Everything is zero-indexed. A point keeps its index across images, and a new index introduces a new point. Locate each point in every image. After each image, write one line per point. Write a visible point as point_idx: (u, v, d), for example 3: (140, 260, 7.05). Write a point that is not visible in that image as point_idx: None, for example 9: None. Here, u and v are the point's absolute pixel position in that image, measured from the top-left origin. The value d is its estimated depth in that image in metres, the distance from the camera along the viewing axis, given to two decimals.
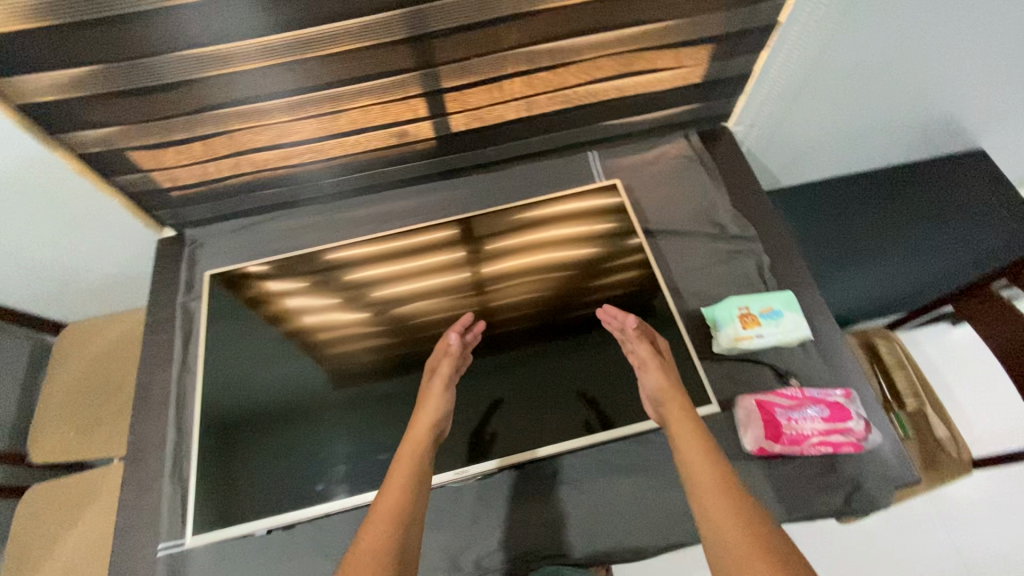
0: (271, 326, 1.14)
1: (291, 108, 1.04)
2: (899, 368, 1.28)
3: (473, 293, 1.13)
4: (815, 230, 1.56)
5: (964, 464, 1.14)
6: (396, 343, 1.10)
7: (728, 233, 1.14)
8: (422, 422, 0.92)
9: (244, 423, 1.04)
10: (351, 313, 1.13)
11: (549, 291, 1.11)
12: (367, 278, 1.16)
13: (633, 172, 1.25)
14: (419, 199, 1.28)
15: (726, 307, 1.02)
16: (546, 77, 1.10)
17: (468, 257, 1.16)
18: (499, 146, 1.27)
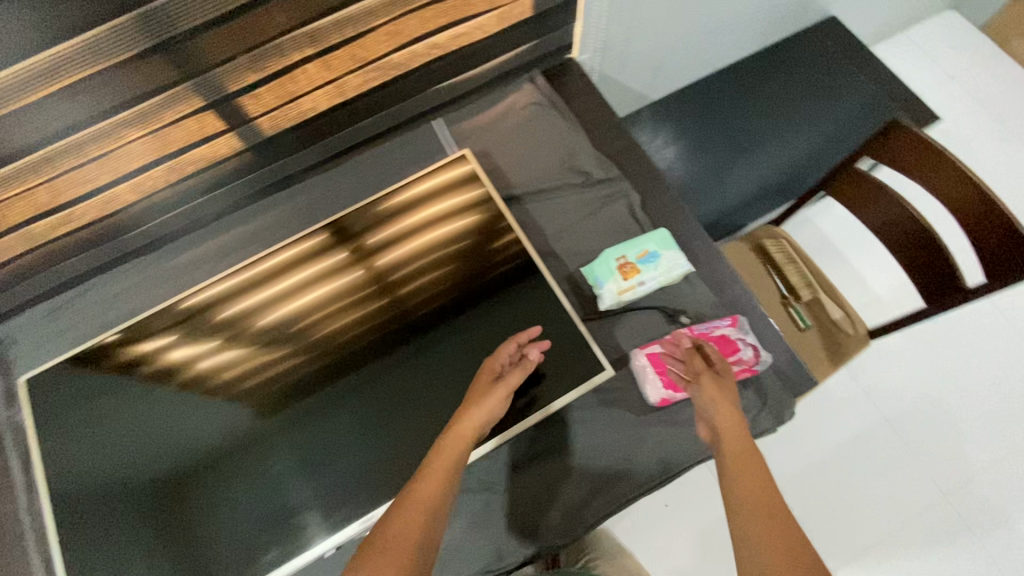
0: (159, 388, 1.00)
1: (48, 161, 0.87)
2: (789, 263, 1.31)
3: (372, 292, 1.01)
4: (710, 126, 1.53)
5: (862, 338, 1.21)
6: (302, 366, 0.99)
7: (594, 179, 1.07)
8: (466, 429, 0.79)
9: (145, 513, 0.91)
10: (243, 349, 1.00)
11: (450, 270, 1.01)
12: (230, 322, 1.02)
13: (483, 135, 1.13)
14: (251, 221, 1.10)
15: (605, 262, 0.97)
16: (348, 53, 0.95)
17: (355, 257, 1.03)
18: (329, 140, 1.11)
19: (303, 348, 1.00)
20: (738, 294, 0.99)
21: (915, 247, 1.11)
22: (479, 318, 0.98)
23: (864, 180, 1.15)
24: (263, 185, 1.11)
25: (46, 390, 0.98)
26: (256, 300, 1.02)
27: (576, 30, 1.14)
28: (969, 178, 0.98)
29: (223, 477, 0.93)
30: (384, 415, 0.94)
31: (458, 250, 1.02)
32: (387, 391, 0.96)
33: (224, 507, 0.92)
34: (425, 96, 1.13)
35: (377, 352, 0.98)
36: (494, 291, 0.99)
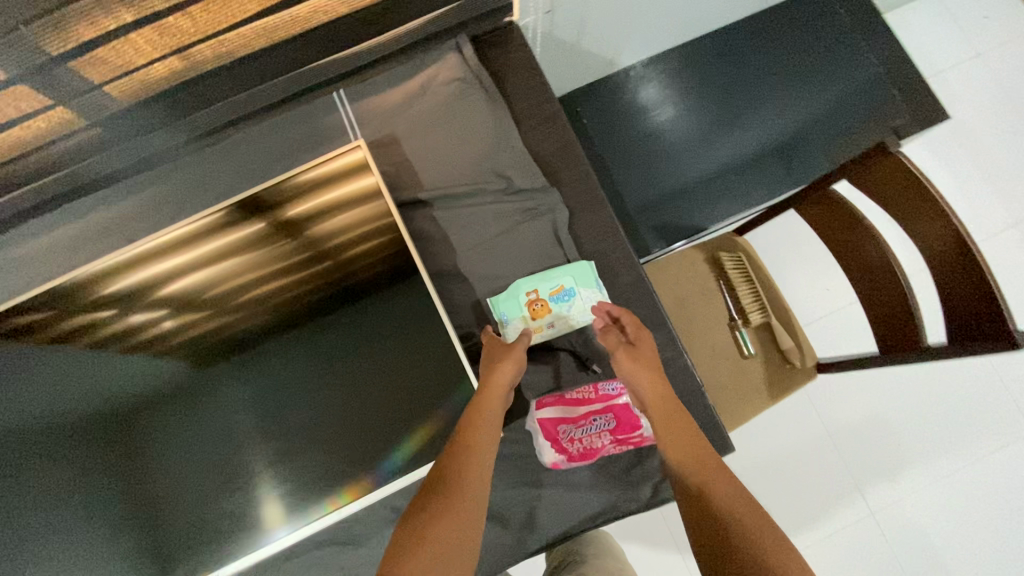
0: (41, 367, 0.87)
1: None
2: (743, 282, 1.18)
3: (276, 287, 0.86)
4: (696, 92, 1.35)
5: (807, 372, 1.13)
6: (186, 355, 0.87)
7: (517, 188, 0.91)
8: (500, 383, 0.74)
9: (24, 520, 0.82)
10: (125, 332, 0.87)
11: (366, 269, 0.85)
12: (73, 318, 0.86)
13: (392, 117, 0.93)
14: (109, 205, 0.93)
15: (514, 296, 0.85)
16: (193, 19, 0.79)
17: (258, 244, 0.86)
18: (206, 113, 0.92)
19: (164, 355, 0.87)
20: (662, 341, 0.87)
21: (879, 287, 0.97)
22: (363, 346, 0.85)
23: (839, 202, 0.98)
24: (124, 164, 0.93)
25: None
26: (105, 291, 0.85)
27: None
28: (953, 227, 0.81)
29: (64, 497, 0.83)
30: (249, 450, 0.84)
31: (375, 250, 0.85)
32: (272, 423, 0.85)
33: (63, 531, 0.82)
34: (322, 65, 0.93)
35: (252, 364, 0.87)
36: (389, 313, 0.85)
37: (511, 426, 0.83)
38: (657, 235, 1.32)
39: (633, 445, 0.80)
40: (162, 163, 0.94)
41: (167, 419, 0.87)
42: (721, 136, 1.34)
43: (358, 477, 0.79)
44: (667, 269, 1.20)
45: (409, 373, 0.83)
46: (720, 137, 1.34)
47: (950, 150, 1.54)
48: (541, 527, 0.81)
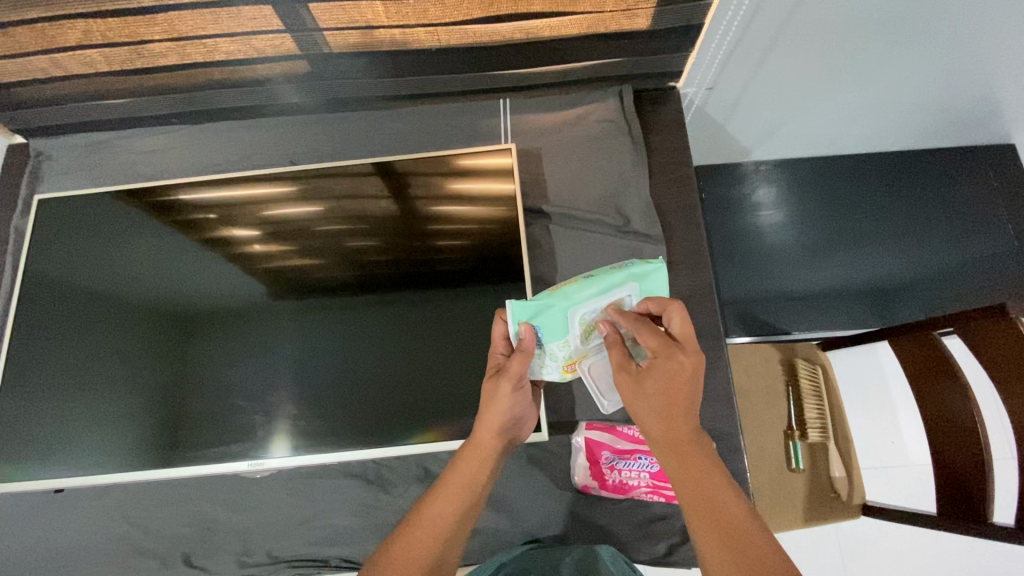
0: (182, 236, 1.01)
1: (93, 18, 0.88)
2: (812, 394, 1.17)
3: (392, 238, 0.96)
4: (814, 205, 1.37)
5: (851, 509, 1.09)
6: (296, 269, 0.97)
7: (632, 229, 0.97)
8: (485, 436, 0.64)
9: (124, 357, 0.95)
10: (257, 229, 0.99)
11: (473, 250, 0.94)
12: (228, 208, 1.00)
13: (544, 135, 1.04)
14: (292, 131, 1.09)
15: (554, 314, 0.69)
16: (412, 7, 0.88)
17: (392, 198, 0.98)
18: (394, 82, 1.06)
19: (282, 263, 0.97)
20: (720, 413, 0.89)
21: (949, 443, 0.96)
22: (450, 315, 0.92)
23: (938, 350, 0.97)
24: (318, 101, 1.09)
25: (40, 205, 1.02)
26: (261, 195, 1.00)
27: (687, 61, 1.02)
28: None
29: (160, 351, 0.95)
30: (317, 371, 0.92)
31: (488, 239, 0.94)
32: (346, 354, 0.92)
33: (148, 382, 0.93)
34: (503, 74, 1.05)
35: (347, 297, 0.95)
36: (487, 296, 0.92)
37: (555, 438, 0.87)
38: (737, 322, 1.33)
39: (664, 496, 0.82)
40: (346, 109, 1.10)
41: (257, 320, 0.95)
42: (826, 255, 1.35)
43: (411, 429, 0.88)
44: (740, 356, 1.20)
45: (483, 354, 0.90)
46: (825, 255, 1.34)
47: None
48: (549, 541, 0.84)
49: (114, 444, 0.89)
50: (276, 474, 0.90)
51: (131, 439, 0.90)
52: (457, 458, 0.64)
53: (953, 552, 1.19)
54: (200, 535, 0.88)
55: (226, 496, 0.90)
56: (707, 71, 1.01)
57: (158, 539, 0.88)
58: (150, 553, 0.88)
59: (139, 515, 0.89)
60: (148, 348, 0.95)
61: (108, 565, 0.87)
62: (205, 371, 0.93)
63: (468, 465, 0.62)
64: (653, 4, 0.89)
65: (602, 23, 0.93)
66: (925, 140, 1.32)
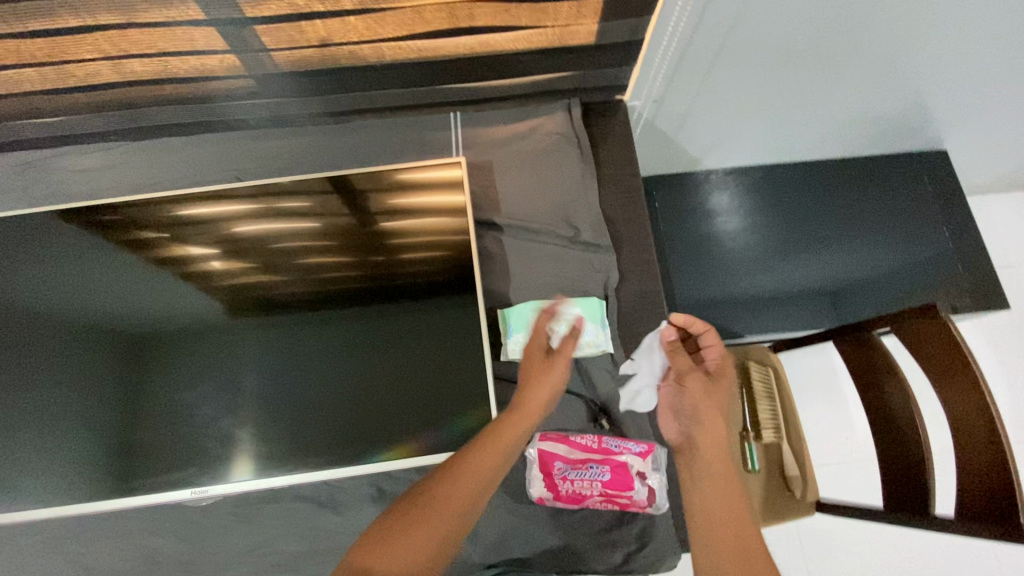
0: (124, 254, 0.97)
1: (23, 35, 0.85)
2: (765, 396, 1.19)
3: (343, 254, 0.95)
4: (766, 211, 1.42)
5: (805, 506, 1.11)
6: (244, 288, 0.95)
7: (582, 240, 0.98)
8: (531, 402, 0.75)
9: (64, 382, 0.90)
10: (204, 247, 0.97)
11: (425, 264, 0.94)
12: (171, 226, 0.98)
13: (494, 148, 1.04)
14: (241, 147, 1.07)
15: (522, 312, 0.92)
16: (361, 23, 0.88)
17: (343, 214, 0.97)
18: (346, 96, 1.05)
19: (230, 281, 0.95)
20: None
21: (892, 442, 0.99)
22: (404, 330, 0.91)
23: (878, 352, 1.01)
24: (268, 116, 1.08)
25: None
26: (210, 212, 0.98)
27: (632, 74, 1.04)
28: (993, 425, 0.80)
29: (102, 374, 0.91)
30: (266, 392, 0.89)
31: (439, 254, 0.94)
32: (296, 372, 0.90)
33: (87, 408, 0.89)
34: (454, 88, 1.05)
35: (298, 314, 0.93)
36: (440, 309, 0.91)
37: None
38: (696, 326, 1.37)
39: (618, 505, 0.82)
40: (293, 125, 1.09)
41: (203, 341, 0.92)
42: (778, 259, 1.39)
43: (363, 447, 0.86)
44: None
45: (435, 370, 0.89)
46: (777, 259, 1.39)
47: (1009, 341, 1.48)
48: (507, 554, 0.83)
49: (53, 474, 0.85)
50: (222, 500, 0.86)
51: (68, 467, 0.86)
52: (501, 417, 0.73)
53: (901, 545, 1.23)
54: (144, 566, 0.84)
55: (171, 526, 0.86)
56: (652, 85, 1.04)
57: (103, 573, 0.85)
58: None
59: (82, 549, 0.85)
60: (88, 371, 0.91)
61: None
62: (148, 395, 0.90)
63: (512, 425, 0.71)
64: (595, 20, 0.92)
65: (547, 37, 0.95)
66: (863, 146, 1.38)
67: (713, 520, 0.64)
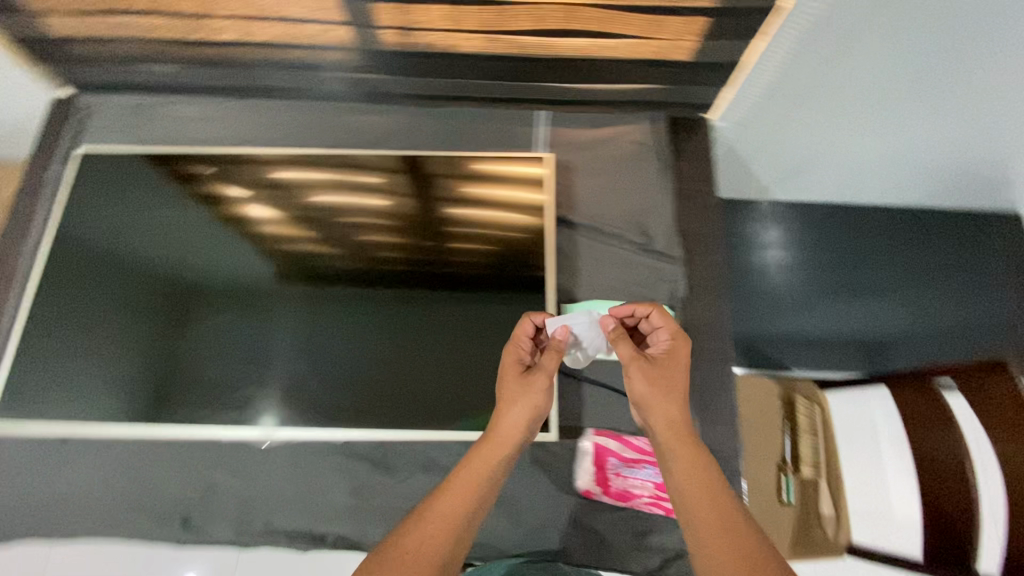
0: (203, 207, 1.03)
1: None
2: (808, 431, 1.20)
3: (410, 231, 0.99)
4: (818, 251, 1.37)
5: (835, 547, 1.10)
6: (310, 250, 0.99)
7: (654, 248, 0.99)
8: (506, 428, 0.64)
9: (147, 313, 0.94)
10: (276, 208, 1.01)
11: (494, 251, 0.97)
12: (249, 186, 1.03)
13: (578, 150, 1.07)
14: (335, 118, 1.12)
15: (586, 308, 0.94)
16: (480, 13, 0.90)
17: (415, 194, 1.01)
18: (442, 81, 1.07)
19: (295, 244, 0.99)
20: (726, 437, 0.90)
21: (938, 491, 1.04)
22: (474, 310, 0.94)
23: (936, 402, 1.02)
24: (362, 92, 1.11)
25: (88, 159, 1.06)
26: (291, 176, 1.03)
27: (722, 95, 1.06)
28: None
29: (185, 310, 0.95)
30: (336, 350, 0.93)
31: (508, 243, 0.97)
32: (358, 338, 0.93)
33: (166, 340, 0.93)
34: (548, 87, 1.06)
35: (360, 283, 0.97)
36: (505, 298, 0.94)
37: (563, 441, 0.88)
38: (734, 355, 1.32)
39: (664, 509, 0.85)
40: (385, 103, 1.12)
41: (280, 293, 0.96)
42: (824, 301, 1.35)
43: (424, 415, 0.89)
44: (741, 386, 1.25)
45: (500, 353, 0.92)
46: (824, 301, 1.34)
47: None
48: (550, 544, 0.84)
49: (131, 398, 0.89)
50: (284, 446, 0.90)
51: (132, 389, 0.90)
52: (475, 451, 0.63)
53: None
54: (201, 499, 0.87)
55: (231, 465, 0.89)
56: (742, 107, 1.06)
57: (158, 499, 0.87)
58: (147, 511, 0.87)
59: (140, 472, 0.88)
60: (158, 304, 0.95)
61: (109, 520, 0.86)
62: (225, 337, 0.94)
63: (483, 459, 0.61)
64: (698, 38, 0.94)
65: (652, 48, 0.97)
66: (935, 197, 1.32)
67: (709, 531, 0.54)
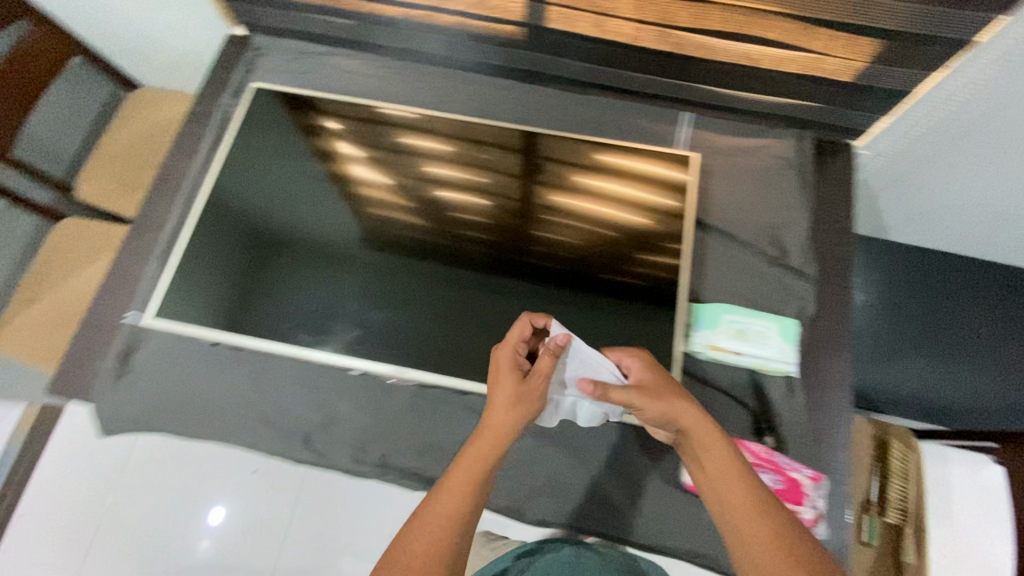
0: (313, 162, 1.05)
1: None
2: (899, 477, 1.15)
3: (512, 212, 1.01)
4: (914, 300, 1.36)
5: None
6: (406, 219, 1.01)
7: (787, 263, 0.99)
8: (500, 427, 0.66)
9: (296, 243, 0.98)
10: (382, 174, 1.04)
11: (611, 242, 0.97)
12: (359, 147, 1.06)
13: (720, 155, 1.08)
14: (484, 89, 1.15)
15: (716, 310, 0.94)
16: (661, 6, 0.90)
17: (520, 177, 1.04)
18: (597, 69, 1.09)
19: (390, 214, 1.01)
20: (835, 462, 0.90)
21: None
22: (607, 292, 0.94)
23: None
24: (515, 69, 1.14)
25: (260, 92, 1.10)
26: (405, 142, 1.07)
27: (878, 123, 1.04)
28: None
29: (334, 246, 0.99)
30: (470, 307, 0.94)
31: (623, 238, 0.97)
32: (474, 302, 0.95)
33: (313, 271, 0.97)
34: (701, 89, 1.07)
35: (453, 259, 0.98)
36: (623, 282, 0.95)
37: None
38: None
39: None
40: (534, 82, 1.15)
41: (417, 245, 0.99)
42: (916, 350, 1.34)
43: None
44: None
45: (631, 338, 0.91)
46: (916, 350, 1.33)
47: None
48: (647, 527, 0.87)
49: (274, 318, 0.94)
50: (404, 389, 0.95)
51: (278, 310, 0.94)
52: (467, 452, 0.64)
53: None
54: (323, 423, 0.93)
55: (353, 397, 0.94)
56: (896, 138, 1.05)
57: (283, 416, 0.93)
58: (272, 425, 0.93)
59: (269, 387, 0.94)
60: (298, 232, 0.99)
61: (240, 426, 0.93)
62: (366, 277, 0.97)
63: (477, 457, 0.63)
64: (862, 62, 0.92)
65: (823, 65, 0.95)
66: None
67: (736, 511, 0.57)
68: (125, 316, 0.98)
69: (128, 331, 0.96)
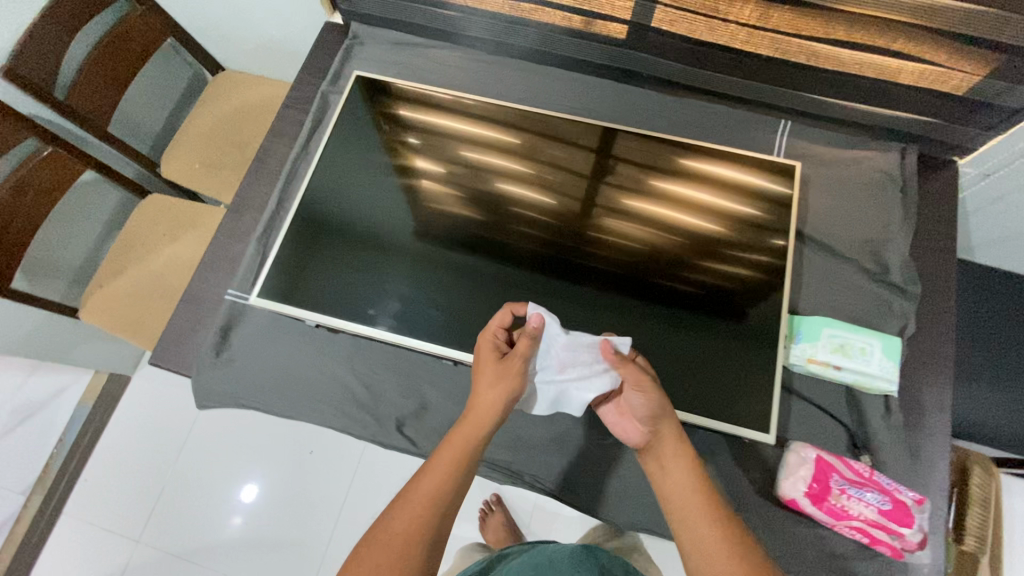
0: (383, 154, 1.05)
1: None
2: (978, 504, 1.08)
3: (581, 210, 1.00)
4: None
5: None
6: (477, 215, 1.00)
7: (888, 279, 0.98)
8: (484, 408, 0.70)
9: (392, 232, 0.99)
10: (449, 169, 1.03)
11: (694, 249, 0.97)
12: (427, 137, 1.05)
13: (820, 166, 1.06)
14: (577, 87, 1.15)
15: (816, 322, 0.92)
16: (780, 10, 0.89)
17: (591, 175, 1.02)
18: (696, 73, 1.08)
19: (460, 209, 1.01)
20: (934, 484, 0.88)
21: None
22: (704, 300, 0.93)
23: None
24: (611, 69, 1.13)
25: (359, 79, 1.09)
26: (472, 133, 1.05)
27: (989, 142, 1.01)
28: None
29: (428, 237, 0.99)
30: (564, 306, 0.94)
31: (705, 245, 0.97)
32: (564, 300, 0.95)
33: (410, 261, 0.97)
34: (805, 97, 1.05)
35: (529, 256, 0.97)
36: (717, 291, 0.94)
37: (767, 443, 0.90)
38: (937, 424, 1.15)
39: (872, 538, 0.83)
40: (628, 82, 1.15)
41: (509, 241, 0.98)
42: None
43: None
44: None
45: (729, 348, 0.91)
46: None
47: None
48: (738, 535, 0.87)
49: (369, 303, 0.94)
50: None
51: (373, 297, 0.95)
52: (451, 435, 0.68)
53: None
54: (417, 410, 0.94)
55: (446, 386, 0.95)
56: (1007, 156, 1.01)
57: (377, 400, 0.95)
58: (367, 407, 0.95)
59: (363, 370, 0.96)
60: (392, 221, 1.00)
61: (336, 407, 0.95)
62: (461, 269, 0.96)
63: (460, 436, 0.68)
64: (982, 73, 0.89)
65: (941, 79, 0.93)
66: None
67: (696, 532, 0.63)
68: (227, 293, 1.00)
69: (229, 308, 0.98)
